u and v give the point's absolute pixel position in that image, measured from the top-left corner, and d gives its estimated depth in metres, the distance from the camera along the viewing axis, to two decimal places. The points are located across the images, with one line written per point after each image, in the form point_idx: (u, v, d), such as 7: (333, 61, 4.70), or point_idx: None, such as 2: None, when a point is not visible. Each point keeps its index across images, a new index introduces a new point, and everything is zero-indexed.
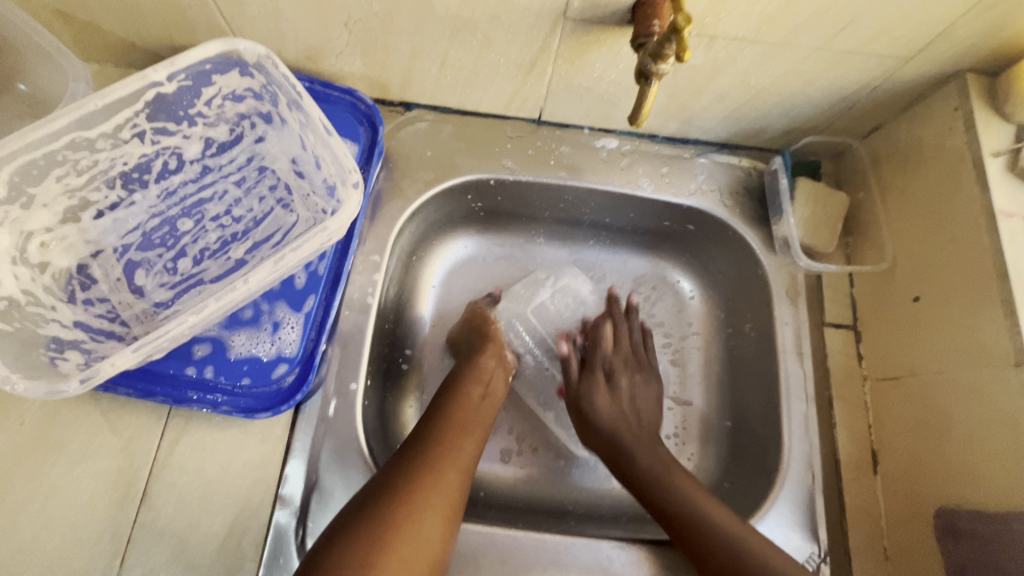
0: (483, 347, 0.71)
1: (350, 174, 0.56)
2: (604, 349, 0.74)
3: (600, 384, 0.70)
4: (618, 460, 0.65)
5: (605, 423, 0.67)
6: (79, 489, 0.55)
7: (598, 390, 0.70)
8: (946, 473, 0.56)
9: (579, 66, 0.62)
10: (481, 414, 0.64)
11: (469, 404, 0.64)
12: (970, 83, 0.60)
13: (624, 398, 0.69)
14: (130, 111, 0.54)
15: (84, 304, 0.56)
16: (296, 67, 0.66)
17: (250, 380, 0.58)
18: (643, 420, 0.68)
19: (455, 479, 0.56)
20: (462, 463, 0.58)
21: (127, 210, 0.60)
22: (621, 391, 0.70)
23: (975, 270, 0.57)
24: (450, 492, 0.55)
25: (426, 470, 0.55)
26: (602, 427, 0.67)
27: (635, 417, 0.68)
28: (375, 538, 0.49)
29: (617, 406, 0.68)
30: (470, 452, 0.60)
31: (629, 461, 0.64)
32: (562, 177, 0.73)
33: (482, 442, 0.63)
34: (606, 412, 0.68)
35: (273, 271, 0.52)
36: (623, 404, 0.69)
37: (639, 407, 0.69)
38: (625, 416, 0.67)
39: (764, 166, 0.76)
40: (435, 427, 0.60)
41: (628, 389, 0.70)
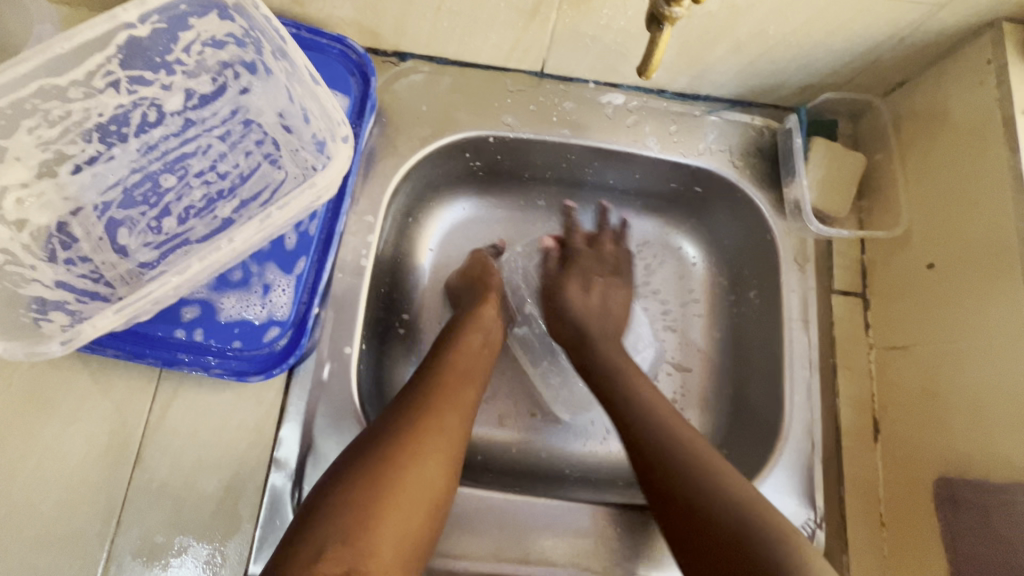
0: (488, 296, 0.69)
1: (339, 127, 0.53)
2: (581, 249, 0.74)
3: (575, 277, 0.71)
4: (582, 348, 0.67)
5: (574, 316, 0.69)
6: (71, 451, 0.54)
7: (575, 283, 0.71)
8: (950, 443, 0.56)
9: (585, 12, 0.58)
10: (479, 361, 0.63)
11: (468, 350, 0.63)
12: (1006, 34, 0.55)
13: (595, 296, 0.70)
14: (101, 56, 0.50)
15: (66, 264, 0.54)
16: (281, 12, 0.62)
17: (241, 343, 0.57)
18: (610, 315, 0.69)
19: (455, 425, 0.56)
20: (460, 409, 0.57)
21: (106, 164, 0.57)
22: (593, 286, 0.71)
23: (995, 238, 0.54)
24: (449, 437, 0.54)
25: (424, 414, 0.54)
26: (569, 317, 0.69)
27: (603, 314, 0.69)
28: (374, 481, 0.49)
29: (588, 300, 0.70)
30: (468, 397, 0.59)
31: (591, 351, 0.66)
32: (565, 135, 0.70)
33: (481, 387, 0.62)
34: (580, 306, 0.69)
35: (260, 230, 0.50)
36: (592, 299, 0.70)
37: (610, 309, 0.70)
38: (597, 313, 0.69)
39: (777, 125, 0.72)
40: (433, 372, 0.59)
41: (601, 286, 0.71)
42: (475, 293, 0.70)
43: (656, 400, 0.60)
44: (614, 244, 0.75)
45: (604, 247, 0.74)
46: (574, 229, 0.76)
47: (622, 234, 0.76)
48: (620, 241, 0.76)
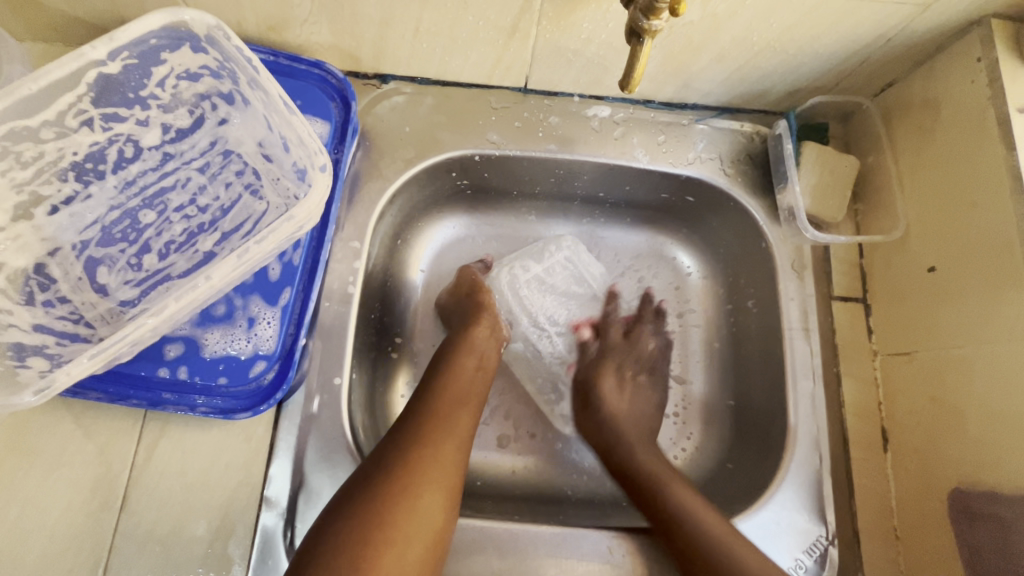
0: (476, 319, 0.67)
1: (316, 155, 0.51)
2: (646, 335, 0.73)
3: (607, 370, 0.70)
4: (612, 453, 0.64)
5: (607, 414, 0.66)
6: (55, 498, 0.53)
7: (618, 394, 0.68)
8: (962, 453, 0.53)
9: (565, 26, 0.57)
10: (475, 384, 0.61)
11: (463, 375, 0.61)
12: (995, 30, 0.54)
13: (621, 397, 0.68)
14: (73, 95, 0.49)
15: (44, 307, 0.52)
16: (257, 39, 0.61)
17: (226, 380, 0.55)
18: (642, 420, 0.67)
19: (451, 452, 0.54)
20: (457, 435, 0.55)
21: (84, 204, 0.56)
22: (627, 381, 0.69)
23: (995, 239, 0.52)
24: (445, 465, 0.52)
25: (418, 444, 0.53)
26: (603, 412, 0.67)
27: (634, 419, 0.67)
28: (369, 520, 0.47)
29: (620, 402, 0.67)
30: (465, 423, 0.57)
31: (626, 454, 0.63)
32: (552, 150, 0.69)
33: (478, 408, 0.60)
34: (619, 411, 0.66)
35: (238, 265, 0.48)
36: (626, 399, 0.68)
37: (636, 413, 0.67)
38: (628, 413, 0.67)
39: (767, 131, 0.70)
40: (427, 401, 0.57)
41: (633, 382, 0.70)
42: (465, 313, 0.68)
43: (640, 443, 0.64)
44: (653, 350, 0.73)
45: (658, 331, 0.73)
46: (612, 319, 0.75)
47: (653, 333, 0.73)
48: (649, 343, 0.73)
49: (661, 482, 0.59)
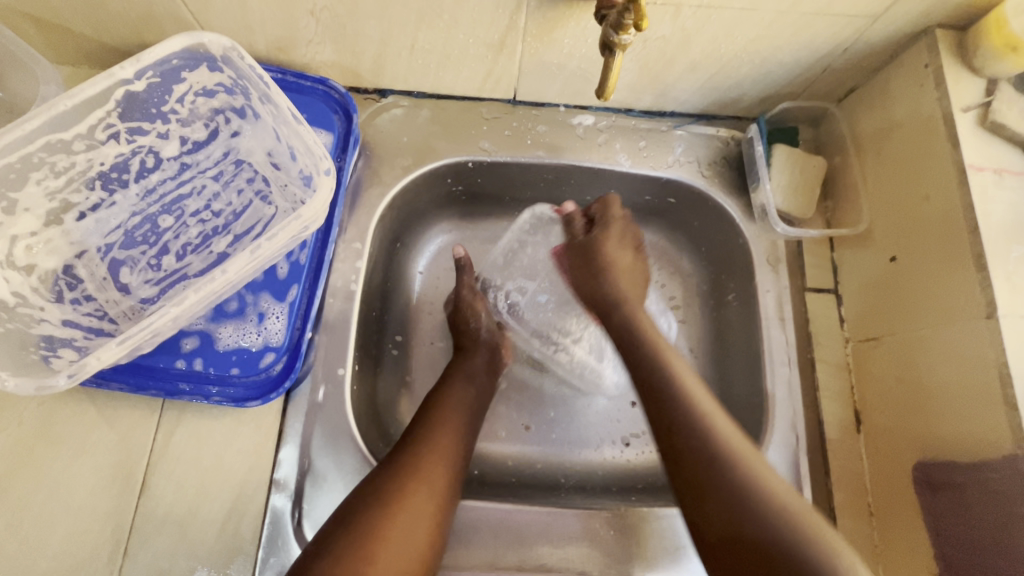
0: (470, 352, 0.70)
1: (321, 161, 0.56)
2: (613, 212, 0.71)
3: (608, 241, 0.69)
4: (612, 315, 0.65)
5: (605, 276, 0.67)
6: (79, 483, 0.57)
7: (617, 247, 0.69)
8: (924, 428, 0.57)
9: (548, 42, 0.62)
10: (468, 411, 0.63)
11: (456, 403, 0.62)
12: (940, 38, 0.59)
13: (624, 267, 0.69)
14: (102, 110, 0.55)
15: (72, 304, 0.57)
16: (266, 59, 0.66)
17: (239, 370, 0.60)
18: (636, 276, 0.69)
19: (442, 474, 0.55)
20: (448, 458, 0.56)
21: (109, 210, 0.60)
22: (626, 248, 0.70)
23: (947, 227, 0.56)
24: (434, 488, 0.54)
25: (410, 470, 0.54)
26: (604, 277, 0.67)
27: (637, 284, 0.68)
28: (356, 549, 0.47)
29: (627, 277, 0.68)
30: (456, 447, 0.58)
31: (625, 312, 0.64)
32: (540, 156, 0.74)
33: (471, 432, 0.62)
34: (619, 263, 0.69)
35: (250, 261, 0.53)
36: (629, 270, 0.69)
37: (637, 276, 0.69)
38: (632, 287, 0.67)
39: (741, 135, 0.75)
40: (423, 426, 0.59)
41: (631, 256, 0.70)
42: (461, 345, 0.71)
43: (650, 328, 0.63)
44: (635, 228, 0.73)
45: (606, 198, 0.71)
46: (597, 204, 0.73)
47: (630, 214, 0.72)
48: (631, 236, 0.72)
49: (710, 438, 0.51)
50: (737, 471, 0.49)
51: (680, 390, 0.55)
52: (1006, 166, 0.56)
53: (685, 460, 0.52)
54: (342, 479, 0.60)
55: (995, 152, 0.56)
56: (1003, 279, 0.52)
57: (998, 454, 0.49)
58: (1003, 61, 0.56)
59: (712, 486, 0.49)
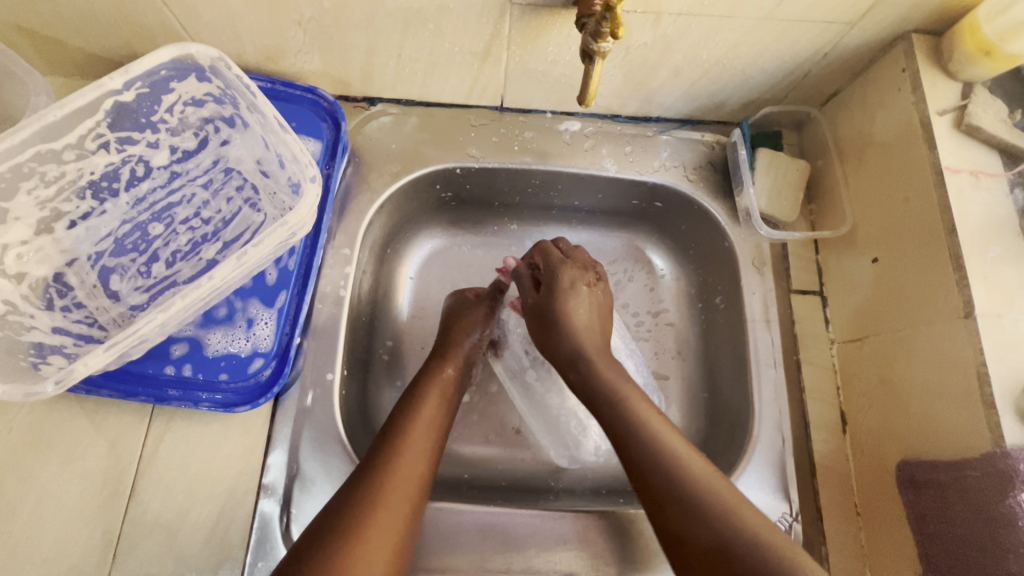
0: (447, 358, 0.68)
1: (308, 168, 0.57)
2: (552, 256, 0.70)
3: (564, 287, 0.66)
4: (578, 366, 0.63)
5: (568, 329, 0.64)
6: (68, 488, 0.57)
7: (571, 297, 0.66)
8: (907, 428, 0.57)
9: (532, 50, 0.63)
10: (434, 434, 0.60)
11: (423, 425, 0.59)
12: (916, 43, 0.60)
13: (586, 311, 0.66)
14: (92, 121, 0.55)
15: (63, 311, 0.57)
16: (256, 68, 0.67)
17: (228, 376, 0.60)
18: (598, 326, 0.66)
19: (404, 505, 0.52)
20: (411, 486, 0.54)
21: (99, 219, 0.61)
22: (582, 293, 0.67)
23: (925, 229, 0.57)
24: (396, 519, 0.51)
25: (370, 501, 0.51)
26: (564, 336, 0.64)
27: (599, 330, 0.66)
28: None
29: (587, 320, 0.66)
30: (421, 474, 0.55)
31: (587, 366, 0.62)
32: (527, 162, 0.75)
33: (436, 455, 0.59)
34: (580, 322, 0.65)
35: (237, 267, 0.54)
36: (591, 313, 0.66)
37: (601, 320, 0.67)
38: (591, 330, 0.65)
39: (725, 139, 0.76)
40: (388, 451, 0.55)
41: (591, 294, 0.68)
42: (436, 352, 0.69)
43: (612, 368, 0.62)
44: (585, 253, 0.72)
45: (543, 245, 0.71)
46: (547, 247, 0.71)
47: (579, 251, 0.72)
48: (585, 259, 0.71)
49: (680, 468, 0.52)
50: (721, 512, 0.48)
51: (646, 432, 0.55)
52: (982, 168, 0.57)
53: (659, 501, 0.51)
54: (329, 483, 0.60)
55: (971, 154, 0.57)
56: (980, 279, 0.52)
57: (977, 452, 0.50)
58: (978, 65, 0.57)
59: (689, 529, 0.49)
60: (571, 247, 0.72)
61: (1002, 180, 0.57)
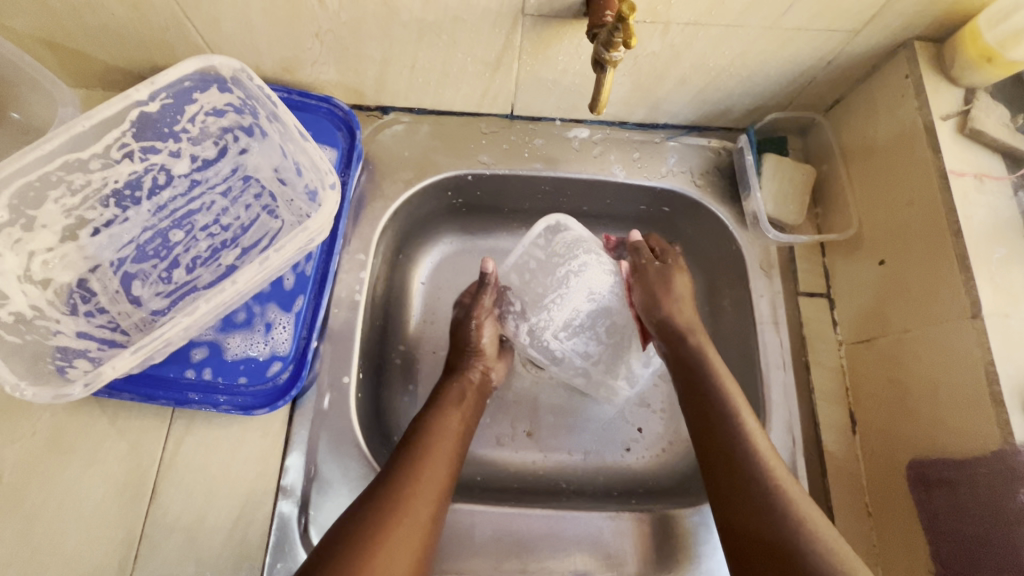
0: (461, 373, 0.69)
1: (326, 175, 0.59)
2: (669, 253, 0.74)
3: (675, 273, 0.71)
4: (688, 339, 0.67)
5: (672, 304, 0.69)
6: (91, 491, 0.58)
7: (679, 271, 0.72)
8: (917, 427, 0.58)
9: (543, 59, 0.65)
10: (457, 441, 0.61)
11: (446, 433, 0.61)
12: (920, 50, 0.62)
13: (686, 285, 0.72)
14: (117, 131, 0.57)
15: (87, 316, 0.59)
16: (273, 79, 0.69)
17: (247, 379, 0.61)
18: (693, 299, 0.72)
19: (427, 510, 0.53)
20: (433, 490, 0.55)
21: (122, 226, 0.63)
22: (686, 286, 0.72)
23: (932, 231, 0.58)
24: (417, 525, 0.52)
25: (393, 506, 0.52)
26: (673, 310, 0.69)
27: (694, 301, 0.72)
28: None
29: (687, 293, 0.71)
30: (443, 481, 0.56)
31: (697, 341, 0.66)
32: (538, 168, 0.76)
33: (458, 463, 0.60)
34: (685, 290, 0.71)
35: (259, 272, 0.55)
36: (690, 297, 0.71)
37: (693, 293, 0.74)
38: (692, 304, 0.71)
39: (732, 145, 0.78)
40: (410, 457, 0.57)
41: (687, 283, 0.72)
42: (451, 368, 0.70)
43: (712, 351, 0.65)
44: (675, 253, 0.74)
45: (654, 240, 0.76)
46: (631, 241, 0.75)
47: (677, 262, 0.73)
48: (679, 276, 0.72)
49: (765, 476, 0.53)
50: (796, 519, 0.50)
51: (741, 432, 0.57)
52: (985, 171, 0.58)
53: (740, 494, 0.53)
54: (346, 485, 0.61)
55: (975, 158, 0.59)
56: (987, 281, 0.53)
57: (987, 451, 0.51)
58: (980, 71, 0.58)
59: (762, 528, 0.51)
60: (665, 244, 0.75)
61: (1005, 183, 0.58)
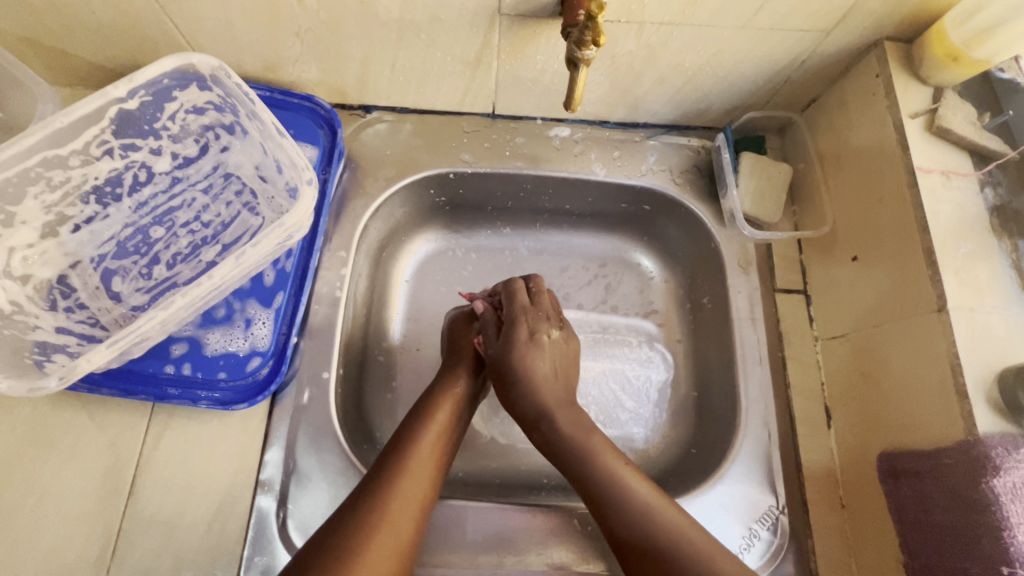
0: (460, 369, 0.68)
1: (304, 172, 0.59)
2: (517, 301, 0.69)
3: (525, 339, 0.66)
4: (540, 427, 0.63)
5: (524, 385, 0.64)
6: (69, 485, 0.58)
7: (529, 349, 0.65)
8: (887, 420, 0.59)
9: (521, 58, 0.65)
10: (443, 444, 0.62)
11: (432, 438, 0.61)
12: (889, 51, 0.63)
13: (548, 356, 0.66)
14: (96, 128, 0.58)
15: (66, 311, 0.59)
16: (255, 78, 0.70)
17: (226, 374, 0.62)
18: (561, 376, 0.66)
19: (408, 518, 0.54)
20: (417, 497, 0.55)
21: (102, 223, 0.63)
22: (543, 347, 0.66)
23: (901, 227, 0.59)
24: (398, 533, 0.52)
25: (381, 508, 0.53)
26: (526, 396, 0.64)
27: (564, 378, 0.66)
28: None
29: (545, 368, 0.65)
30: (426, 489, 0.57)
31: (550, 427, 0.62)
32: (518, 167, 0.77)
33: (442, 468, 0.60)
34: (540, 374, 0.64)
35: (236, 266, 0.55)
36: (547, 363, 0.65)
37: (565, 368, 0.67)
38: (554, 382, 0.64)
39: (710, 144, 0.79)
40: (394, 464, 0.57)
41: (548, 341, 0.66)
42: (446, 365, 0.69)
43: (575, 425, 0.62)
44: (551, 299, 0.71)
45: (510, 287, 0.70)
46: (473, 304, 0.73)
47: (541, 290, 0.71)
48: (552, 301, 0.71)
49: (657, 522, 0.53)
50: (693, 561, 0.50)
51: (619, 489, 0.56)
52: (952, 168, 0.59)
53: (630, 550, 0.53)
54: (325, 479, 0.62)
55: (942, 155, 0.60)
56: (952, 275, 0.54)
57: (951, 441, 0.52)
58: (947, 70, 0.59)
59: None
60: (540, 288, 0.71)
61: (972, 180, 0.59)
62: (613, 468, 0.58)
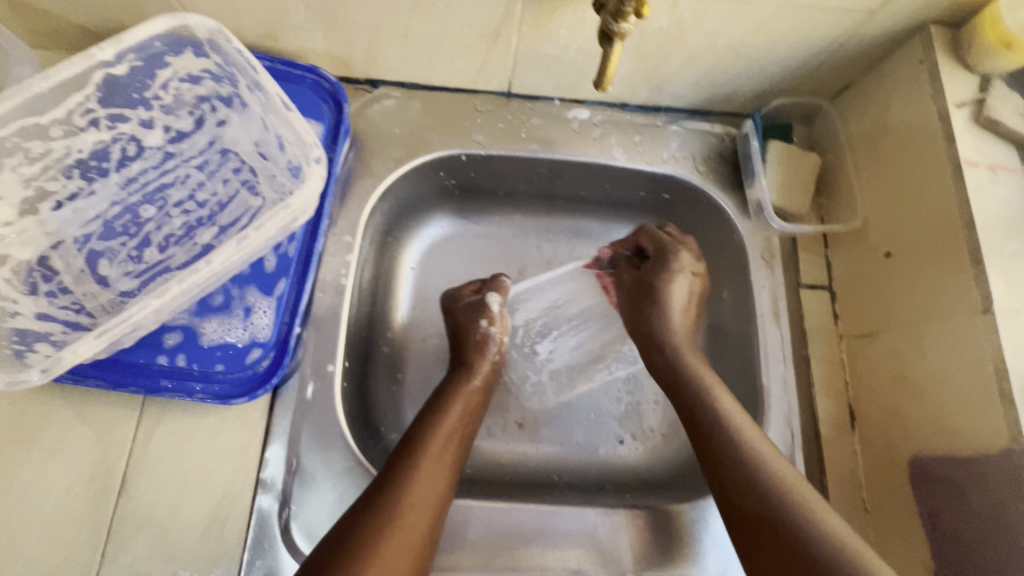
0: (472, 368, 0.66)
1: (312, 149, 0.55)
2: (668, 243, 0.72)
3: (671, 274, 0.70)
4: (655, 353, 0.68)
5: (657, 322, 0.69)
6: (53, 484, 0.54)
7: (674, 280, 0.70)
8: (918, 424, 0.57)
9: (544, 33, 0.61)
10: (458, 441, 0.59)
11: (446, 431, 0.58)
12: (935, 35, 0.60)
13: (680, 291, 0.70)
14: (80, 95, 0.52)
15: (48, 296, 0.54)
16: (254, 45, 0.64)
17: (224, 366, 0.57)
18: (683, 321, 0.69)
19: (424, 514, 0.51)
20: (434, 494, 0.52)
21: (87, 200, 0.58)
22: (673, 283, 0.70)
23: (941, 223, 0.57)
24: (415, 527, 0.49)
25: (395, 504, 0.50)
26: (677, 338, 0.68)
27: (688, 330, 0.69)
28: None
29: (670, 316, 0.69)
30: (443, 483, 0.54)
31: (671, 352, 0.66)
32: (535, 150, 0.73)
33: (459, 464, 0.57)
34: (675, 301, 0.69)
35: (237, 252, 0.51)
36: (671, 307, 0.69)
37: (689, 308, 0.70)
38: (681, 329, 0.68)
39: (736, 131, 0.75)
40: (410, 458, 0.54)
41: (674, 277, 0.70)
42: (459, 363, 0.67)
43: (721, 390, 0.61)
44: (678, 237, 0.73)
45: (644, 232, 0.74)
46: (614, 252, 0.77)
47: (657, 237, 0.73)
48: (672, 239, 0.72)
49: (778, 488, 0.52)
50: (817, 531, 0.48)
51: (733, 436, 0.56)
52: (998, 162, 0.56)
53: (751, 517, 0.51)
54: (331, 478, 0.58)
55: (987, 148, 0.57)
56: (998, 274, 0.52)
57: (992, 449, 0.50)
58: (997, 58, 0.56)
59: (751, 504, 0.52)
60: (682, 234, 0.73)
61: (1018, 175, 0.56)
62: (738, 427, 0.57)
